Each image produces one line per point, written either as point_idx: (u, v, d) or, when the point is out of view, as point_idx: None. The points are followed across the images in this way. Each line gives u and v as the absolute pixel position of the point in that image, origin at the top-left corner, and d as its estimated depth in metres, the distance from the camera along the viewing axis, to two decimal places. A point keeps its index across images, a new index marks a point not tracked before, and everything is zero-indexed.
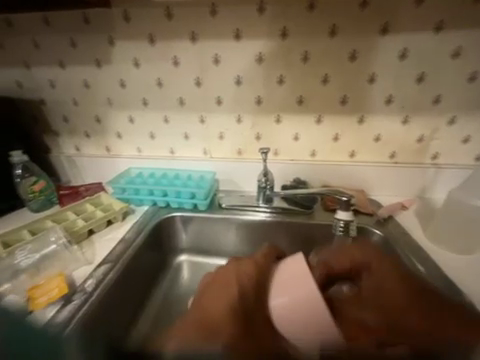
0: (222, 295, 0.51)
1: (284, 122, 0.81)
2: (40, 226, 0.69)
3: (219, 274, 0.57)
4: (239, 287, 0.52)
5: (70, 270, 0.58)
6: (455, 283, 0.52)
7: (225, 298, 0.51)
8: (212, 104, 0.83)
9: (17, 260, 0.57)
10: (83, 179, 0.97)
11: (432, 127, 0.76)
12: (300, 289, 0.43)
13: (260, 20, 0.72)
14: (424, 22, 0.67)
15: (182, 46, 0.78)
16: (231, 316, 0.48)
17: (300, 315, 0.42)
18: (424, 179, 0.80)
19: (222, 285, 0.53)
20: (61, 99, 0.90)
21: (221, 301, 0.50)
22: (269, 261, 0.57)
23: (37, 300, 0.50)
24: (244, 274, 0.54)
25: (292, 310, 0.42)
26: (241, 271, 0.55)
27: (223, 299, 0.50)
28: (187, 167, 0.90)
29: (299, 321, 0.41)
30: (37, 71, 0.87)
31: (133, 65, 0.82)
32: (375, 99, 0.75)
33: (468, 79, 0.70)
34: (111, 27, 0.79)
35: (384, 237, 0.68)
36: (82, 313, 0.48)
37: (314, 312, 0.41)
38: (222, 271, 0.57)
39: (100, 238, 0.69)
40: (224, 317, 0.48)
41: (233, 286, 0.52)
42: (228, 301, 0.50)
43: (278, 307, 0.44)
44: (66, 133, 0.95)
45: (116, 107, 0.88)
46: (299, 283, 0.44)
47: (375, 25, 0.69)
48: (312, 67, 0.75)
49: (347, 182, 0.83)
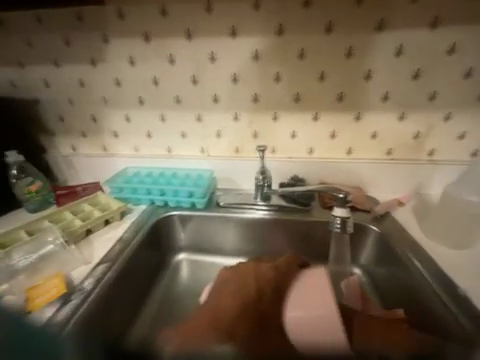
0: (239, 290, 0.55)
1: (282, 120, 0.81)
2: (37, 226, 0.69)
3: (237, 275, 0.59)
4: (258, 288, 0.54)
5: (68, 270, 0.58)
6: (450, 278, 0.53)
7: (242, 292, 0.54)
8: (209, 102, 0.82)
9: (15, 260, 0.57)
10: (80, 179, 0.97)
11: (428, 123, 0.76)
12: (318, 301, 0.46)
13: (256, 16, 0.72)
14: (420, 18, 0.67)
15: (177, 43, 0.77)
16: (242, 309, 0.52)
17: (310, 324, 0.44)
18: (420, 175, 0.80)
19: (241, 287, 0.55)
20: (57, 99, 0.89)
21: (238, 298, 0.54)
22: (292, 267, 0.58)
23: (35, 300, 0.50)
24: (264, 277, 0.55)
25: (303, 319, 0.45)
26: (264, 273, 0.57)
27: (240, 295, 0.54)
28: (185, 165, 0.89)
29: (312, 325, 0.44)
30: (31, 70, 0.86)
31: (128, 64, 0.81)
32: (372, 96, 0.75)
33: (463, 75, 0.70)
34: (105, 25, 0.78)
35: (381, 233, 0.69)
36: (80, 313, 0.48)
37: (324, 321, 0.44)
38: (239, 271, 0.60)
39: (98, 238, 0.69)
40: (235, 315, 0.51)
41: (249, 286, 0.55)
42: (245, 298, 0.53)
43: (294, 319, 0.46)
44: (62, 133, 0.94)
45: (112, 106, 0.87)
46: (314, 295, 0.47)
47: (371, 21, 0.69)
48: (308, 64, 0.74)
49: (345, 179, 0.83)
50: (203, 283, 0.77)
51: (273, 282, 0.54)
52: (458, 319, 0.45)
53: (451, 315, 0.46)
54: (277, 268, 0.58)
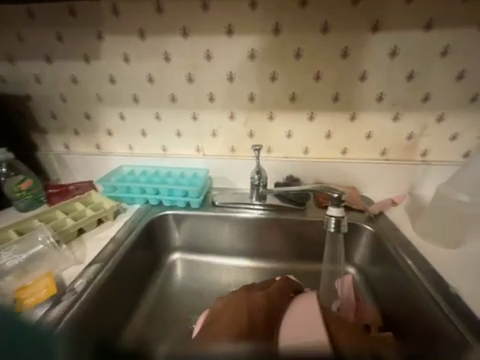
0: (229, 315, 0.53)
1: (278, 119, 0.81)
2: (27, 226, 0.67)
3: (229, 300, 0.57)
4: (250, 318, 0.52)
5: (59, 270, 0.57)
6: (442, 277, 0.53)
7: (231, 317, 0.52)
8: (205, 100, 0.82)
9: (3, 260, 0.55)
10: (73, 178, 0.95)
11: (421, 124, 0.77)
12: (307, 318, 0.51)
13: (253, 15, 0.71)
14: (414, 20, 0.68)
15: (173, 40, 0.76)
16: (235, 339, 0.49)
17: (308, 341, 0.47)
18: (414, 176, 0.81)
19: (233, 313, 0.53)
20: (49, 95, 0.87)
21: (227, 321, 0.52)
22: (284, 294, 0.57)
23: (23, 303, 0.48)
24: (255, 305, 0.53)
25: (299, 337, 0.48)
26: (254, 298, 0.55)
27: (230, 319, 0.52)
28: (180, 164, 0.89)
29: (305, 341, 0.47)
30: (22, 65, 0.84)
31: (123, 61, 0.80)
32: (367, 97, 0.76)
33: (456, 77, 0.71)
34: (99, 21, 0.77)
35: (374, 233, 0.70)
36: (71, 315, 0.47)
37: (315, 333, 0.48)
38: (231, 297, 0.57)
39: (90, 238, 0.68)
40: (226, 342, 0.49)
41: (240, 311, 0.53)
42: (235, 323, 0.51)
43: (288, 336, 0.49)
44: (54, 130, 0.92)
45: (106, 103, 0.86)
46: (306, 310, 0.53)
47: (367, 22, 0.69)
48: (304, 64, 0.75)
49: (340, 179, 0.84)
50: (198, 283, 0.76)
51: (263, 309, 0.53)
52: (449, 317, 0.46)
53: (442, 313, 0.47)
54: (269, 294, 0.56)
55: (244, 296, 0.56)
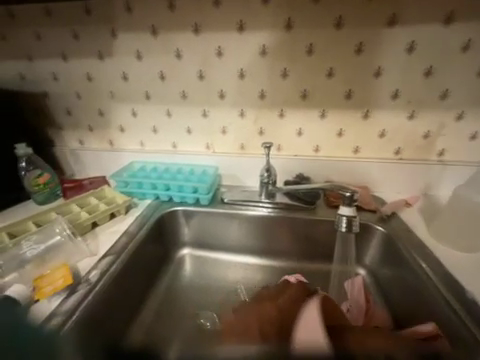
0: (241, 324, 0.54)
1: (288, 117, 0.80)
2: (45, 218, 0.70)
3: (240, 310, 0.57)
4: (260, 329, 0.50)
5: (74, 261, 0.59)
6: (458, 281, 0.52)
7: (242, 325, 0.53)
8: (215, 98, 0.82)
9: (23, 250, 0.58)
10: (87, 173, 0.98)
11: (439, 122, 0.74)
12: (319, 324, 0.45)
13: (265, 11, 0.70)
14: (434, 13, 0.65)
15: (184, 37, 0.76)
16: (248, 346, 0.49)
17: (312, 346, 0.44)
18: (429, 176, 0.78)
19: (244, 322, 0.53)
20: (65, 93, 0.90)
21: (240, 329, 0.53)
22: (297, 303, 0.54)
23: (43, 289, 0.50)
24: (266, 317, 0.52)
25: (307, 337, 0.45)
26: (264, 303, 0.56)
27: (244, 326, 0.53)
28: (190, 161, 0.90)
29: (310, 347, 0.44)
30: (40, 63, 0.87)
31: (135, 58, 0.81)
32: (382, 94, 0.74)
33: (478, 73, 0.68)
34: (113, 20, 0.78)
35: (386, 234, 0.68)
36: (85, 306, 0.49)
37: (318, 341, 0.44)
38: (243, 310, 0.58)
39: (103, 231, 0.70)
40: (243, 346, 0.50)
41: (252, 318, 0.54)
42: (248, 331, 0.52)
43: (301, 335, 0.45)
44: (70, 127, 0.95)
45: (119, 101, 0.88)
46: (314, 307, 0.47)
47: (383, 16, 0.67)
48: (317, 60, 0.73)
49: (351, 178, 0.82)
50: (206, 279, 0.77)
51: (276, 320, 0.51)
52: (465, 323, 0.44)
53: (457, 317, 0.45)
54: (278, 305, 0.53)
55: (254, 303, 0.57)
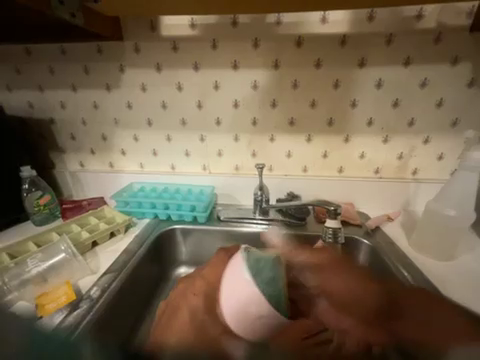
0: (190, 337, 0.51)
1: (278, 141, 0.89)
2: (46, 238, 0.73)
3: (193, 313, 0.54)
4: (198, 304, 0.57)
5: (75, 279, 0.61)
6: (436, 287, 0.57)
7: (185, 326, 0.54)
8: (212, 124, 0.90)
9: (28, 268, 0.61)
10: (86, 193, 1.01)
11: (410, 145, 0.84)
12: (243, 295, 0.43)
13: (256, 52, 0.82)
14: (395, 57, 0.78)
15: (185, 73, 0.87)
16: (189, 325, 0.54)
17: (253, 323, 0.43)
18: (407, 193, 0.87)
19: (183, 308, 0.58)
20: (70, 119, 0.97)
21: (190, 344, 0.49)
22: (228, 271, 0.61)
23: (46, 307, 0.53)
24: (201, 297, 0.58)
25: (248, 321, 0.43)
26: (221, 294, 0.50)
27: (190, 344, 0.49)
28: (187, 181, 0.95)
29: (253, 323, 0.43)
30: (50, 93, 0.95)
31: (140, 90, 0.90)
32: (358, 121, 0.84)
33: (436, 104, 0.80)
34: (121, 57, 0.88)
35: (371, 246, 0.74)
36: (90, 317, 0.51)
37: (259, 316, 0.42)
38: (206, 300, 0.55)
39: (103, 250, 0.72)
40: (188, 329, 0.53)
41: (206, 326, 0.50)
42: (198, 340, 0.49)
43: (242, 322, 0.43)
44: (72, 150, 1.00)
45: (122, 126, 0.95)
46: (235, 274, 0.46)
47: (354, 59, 0.80)
48: (301, 92, 0.84)
49: (337, 195, 0.90)
50: None
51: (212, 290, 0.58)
52: None
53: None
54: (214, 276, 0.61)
55: (205, 312, 0.53)
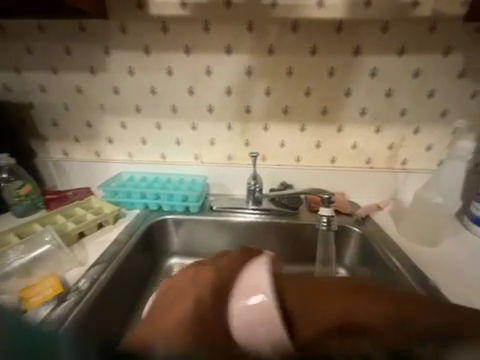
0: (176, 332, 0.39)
1: (271, 130, 0.88)
2: (28, 229, 0.69)
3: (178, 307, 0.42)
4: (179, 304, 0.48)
5: (62, 271, 0.59)
6: (421, 272, 0.59)
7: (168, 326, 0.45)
8: (204, 112, 0.87)
9: (10, 260, 0.58)
10: (70, 183, 0.96)
11: (401, 135, 0.86)
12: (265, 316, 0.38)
13: (250, 36, 0.79)
14: (390, 46, 0.78)
15: (176, 57, 0.83)
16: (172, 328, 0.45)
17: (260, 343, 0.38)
18: (396, 183, 0.89)
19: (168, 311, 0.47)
20: (51, 104, 0.90)
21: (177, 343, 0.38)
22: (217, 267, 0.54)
23: (31, 300, 0.51)
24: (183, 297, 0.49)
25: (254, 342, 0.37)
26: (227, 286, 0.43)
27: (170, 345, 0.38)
28: (178, 171, 0.92)
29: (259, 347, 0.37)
30: (27, 75, 0.88)
31: (127, 73, 0.85)
32: (351, 111, 0.84)
33: (427, 95, 0.81)
34: (106, 37, 0.82)
35: (361, 234, 0.75)
36: (78, 310, 0.50)
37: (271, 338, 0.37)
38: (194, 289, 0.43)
39: (91, 241, 0.70)
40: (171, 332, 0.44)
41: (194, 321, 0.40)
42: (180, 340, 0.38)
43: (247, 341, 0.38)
44: (54, 138, 0.94)
45: (108, 113, 0.90)
46: (251, 282, 0.42)
47: (349, 47, 0.79)
48: (296, 80, 0.82)
49: (329, 185, 0.90)
50: None
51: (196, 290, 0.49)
52: None
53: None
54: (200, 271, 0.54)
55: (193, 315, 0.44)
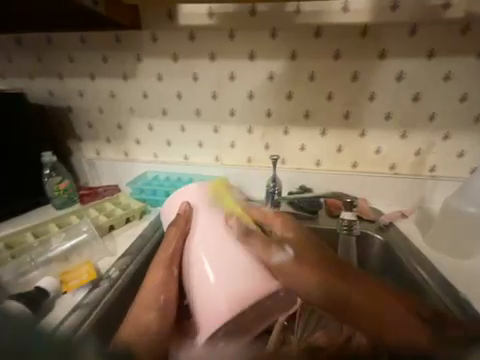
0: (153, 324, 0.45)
1: (292, 133, 0.89)
2: (66, 221, 0.77)
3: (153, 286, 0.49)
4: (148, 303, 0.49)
5: (95, 259, 0.65)
6: (451, 284, 0.56)
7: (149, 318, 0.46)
8: (226, 115, 0.91)
9: (52, 246, 0.66)
10: (101, 181, 1.04)
11: (428, 140, 0.82)
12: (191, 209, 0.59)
13: (273, 43, 0.82)
14: (418, 49, 0.76)
15: (201, 63, 0.87)
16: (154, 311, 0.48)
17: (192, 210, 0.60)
18: (423, 190, 0.85)
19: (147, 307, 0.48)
20: (88, 108, 0.99)
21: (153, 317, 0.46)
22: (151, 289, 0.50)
23: (70, 283, 0.56)
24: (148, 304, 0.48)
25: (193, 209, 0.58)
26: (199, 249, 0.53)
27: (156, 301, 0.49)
28: (200, 171, 0.96)
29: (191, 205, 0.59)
30: (70, 82, 0.97)
31: (156, 79, 0.91)
32: (375, 115, 0.83)
33: (459, 99, 0.77)
34: (139, 47, 0.89)
35: (383, 241, 0.73)
36: (109, 296, 0.55)
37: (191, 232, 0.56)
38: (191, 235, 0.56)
39: (119, 234, 0.76)
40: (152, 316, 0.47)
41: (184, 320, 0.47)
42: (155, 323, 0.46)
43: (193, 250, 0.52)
44: (89, 138, 1.03)
45: (138, 116, 0.96)
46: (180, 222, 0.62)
47: (374, 51, 0.78)
48: (318, 84, 0.83)
49: (350, 190, 0.89)
50: None
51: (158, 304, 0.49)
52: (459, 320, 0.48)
53: None
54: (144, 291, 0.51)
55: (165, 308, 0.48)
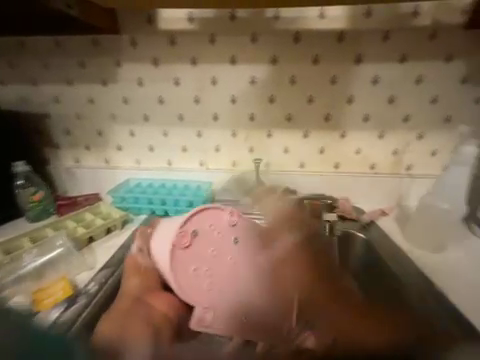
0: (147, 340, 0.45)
1: (275, 136, 0.89)
2: (41, 234, 0.72)
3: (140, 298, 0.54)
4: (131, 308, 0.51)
5: (73, 274, 0.61)
6: (429, 279, 0.59)
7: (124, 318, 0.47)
8: (210, 119, 0.90)
9: (25, 263, 0.62)
10: (80, 190, 0.99)
11: (405, 141, 0.86)
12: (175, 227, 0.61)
13: (253, 48, 0.82)
14: (391, 55, 0.79)
15: (182, 67, 0.86)
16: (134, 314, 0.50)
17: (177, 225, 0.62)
18: (402, 188, 0.88)
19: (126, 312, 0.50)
20: (64, 114, 0.95)
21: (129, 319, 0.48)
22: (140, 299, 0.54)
23: (43, 302, 0.54)
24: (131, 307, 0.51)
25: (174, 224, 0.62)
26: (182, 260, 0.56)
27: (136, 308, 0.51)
28: (184, 177, 0.94)
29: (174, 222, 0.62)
30: (43, 87, 0.93)
31: (137, 84, 0.89)
32: (355, 117, 0.85)
33: (430, 101, 0.82)
34: (117, 51, 0.87)
35: (367, 240, 0.75)
36: (87, 313, 0.52)
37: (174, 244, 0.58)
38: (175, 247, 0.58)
39: (99, 246, 0.72)
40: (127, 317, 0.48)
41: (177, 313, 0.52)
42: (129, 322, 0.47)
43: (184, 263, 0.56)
44: (66, 146, 0.98)
45: (118, 121, 0.93)
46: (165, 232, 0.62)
47: (350, 56, 0.80)
48: (299, 88, 0.84)
49: (334, 191, 0.91)
50: None
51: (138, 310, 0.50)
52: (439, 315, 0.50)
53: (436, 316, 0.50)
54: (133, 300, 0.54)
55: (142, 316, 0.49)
